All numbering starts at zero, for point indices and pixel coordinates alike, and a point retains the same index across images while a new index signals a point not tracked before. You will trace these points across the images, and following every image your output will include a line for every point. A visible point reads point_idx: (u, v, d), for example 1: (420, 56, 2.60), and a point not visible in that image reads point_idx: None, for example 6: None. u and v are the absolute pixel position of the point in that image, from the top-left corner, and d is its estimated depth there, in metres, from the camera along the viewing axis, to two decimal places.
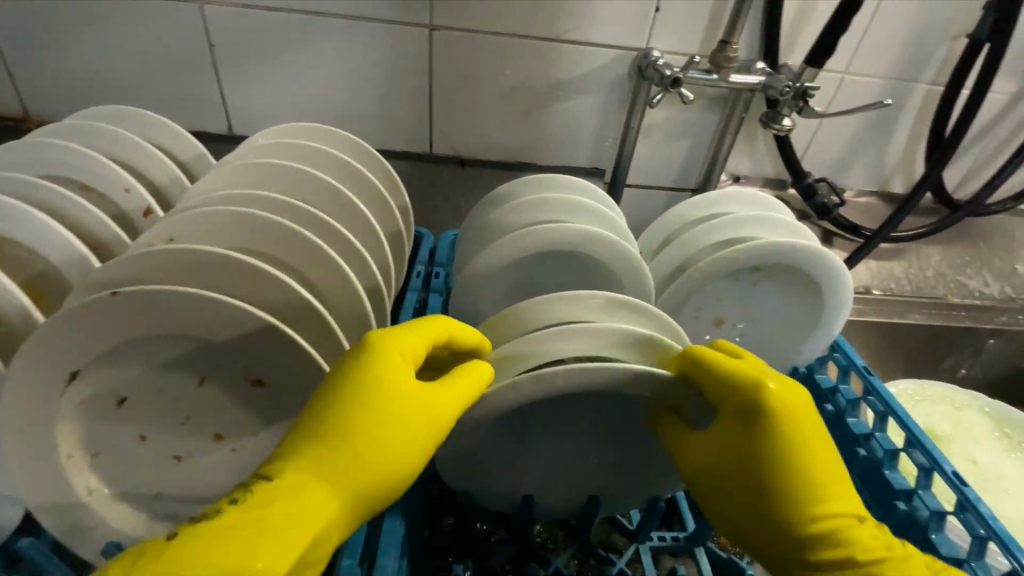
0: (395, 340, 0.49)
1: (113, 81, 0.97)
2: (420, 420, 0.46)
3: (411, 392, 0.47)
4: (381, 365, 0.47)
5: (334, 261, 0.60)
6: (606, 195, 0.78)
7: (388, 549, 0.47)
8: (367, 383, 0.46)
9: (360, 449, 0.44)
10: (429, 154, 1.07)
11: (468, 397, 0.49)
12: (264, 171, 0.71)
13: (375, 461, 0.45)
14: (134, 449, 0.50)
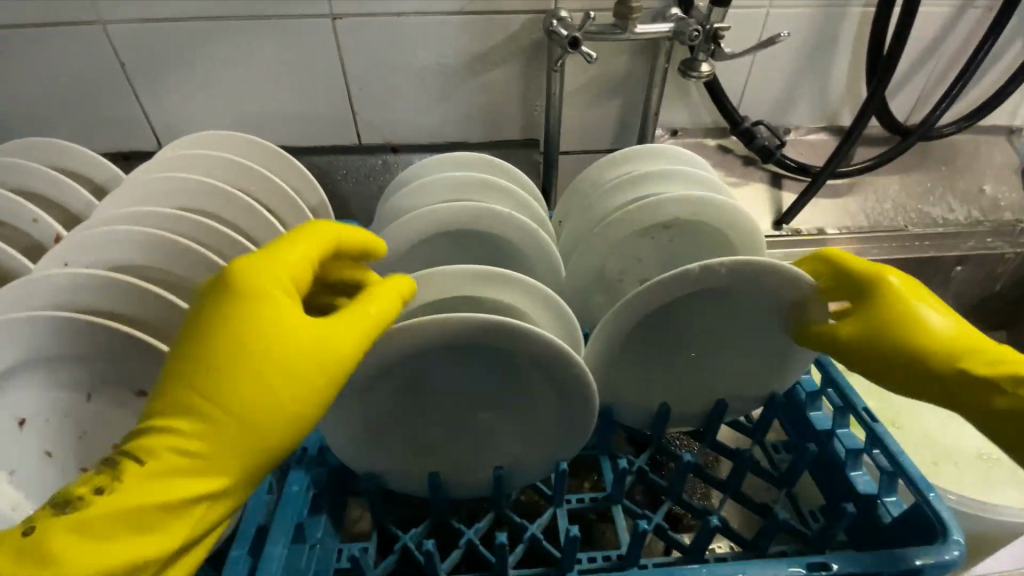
0: (268, 262, 0.45)
1: (40, 115, 0.99)
2: (320, 351, 0.44)
3: (304, 314, 0.45)
4: (250, 289, 0.43)
5: (226, 269, 0.63)
6: (511, 168, 0.77)
7: (277, 535, 0.48)
8: (242, 315, 0.43)
9: (252, 377, 0.42)
10: (359, 145, 1.07)
11: (376, 312, 0.47)
12: (167, 185, 0.72)
13: (278, 390, 0.43)
14: (42, 469, 0.51)
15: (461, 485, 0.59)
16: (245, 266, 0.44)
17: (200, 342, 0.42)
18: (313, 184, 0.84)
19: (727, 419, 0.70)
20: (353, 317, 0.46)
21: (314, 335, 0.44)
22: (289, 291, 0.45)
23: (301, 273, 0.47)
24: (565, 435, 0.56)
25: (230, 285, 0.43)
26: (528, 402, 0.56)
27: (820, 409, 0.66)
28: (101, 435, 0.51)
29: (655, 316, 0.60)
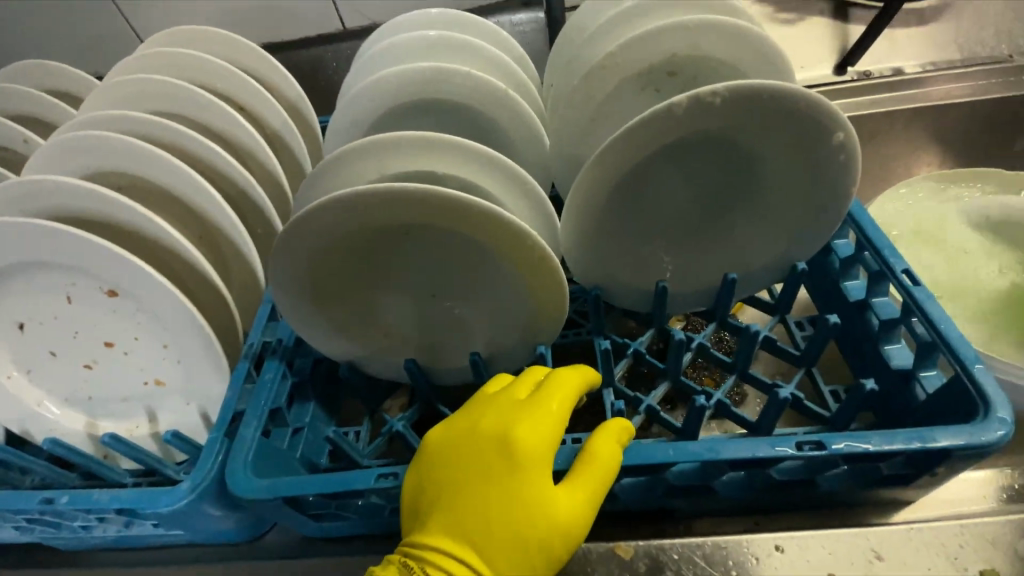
0: (528, 419, 0.41)
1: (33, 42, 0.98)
2: (557, 516, 0.40)
3: (544, 489, 0.40)
4: (523, 431, 0.41)
5: (173, 166, 0.56)
6: (482, 21, 0.65)
7: (249, 419, 0.49)
8: (509, 460, 0.40)
9: (505, 536, 0.39)
10: (343, 31, 0.98)
11: (611, 474, 0.40)
12: (125, 88, 0.67)
13: (521, 549, 0.39)
14: (52, 366, 0.56)
15: (442, 369, 0.58)
16: (522, 418, 0.41)
17: (482, 486, 0.40)
18: (283, 73, 0.76)
19: (743, 296, 0.62)
20: (604, 479, 0.40)
21: (545, 509, 0.40)
22: (541, 468, 0.41)
23: (560, 422, 0.42)
24: (537, 314, 0.52)
25: (514, 429, 0.40)
26: (492, 282, 0.51)
27: (856, 278, 0.55)
28: (90, 334, 0.54)
29: (637, 176, 0.51)
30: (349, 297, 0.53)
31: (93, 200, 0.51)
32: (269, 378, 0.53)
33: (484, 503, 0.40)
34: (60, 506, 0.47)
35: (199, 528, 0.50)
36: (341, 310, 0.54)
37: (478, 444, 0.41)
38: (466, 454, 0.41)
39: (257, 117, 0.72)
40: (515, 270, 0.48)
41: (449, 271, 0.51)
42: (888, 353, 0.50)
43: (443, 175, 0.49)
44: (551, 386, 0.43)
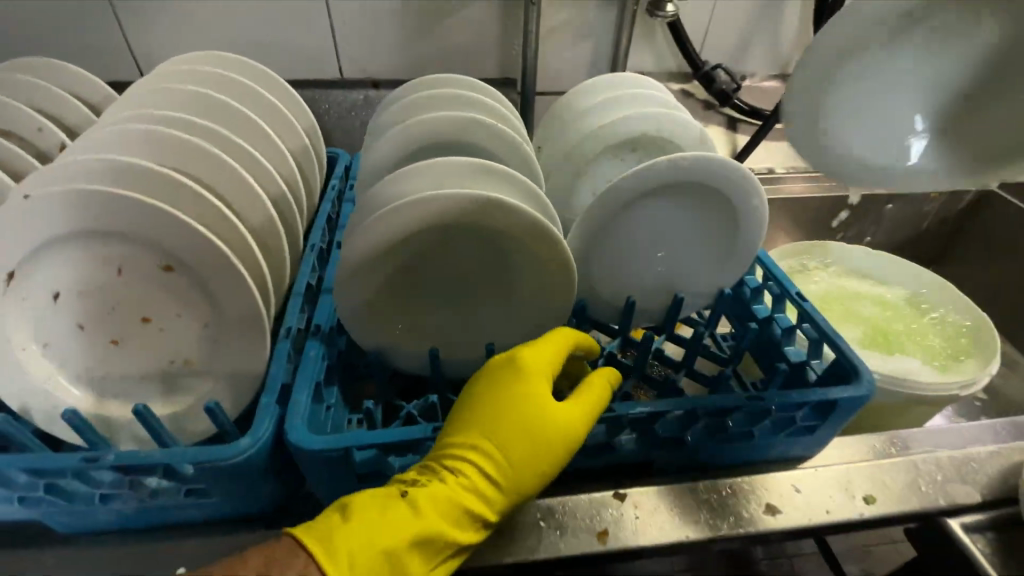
0: (532, 351, 0.56)
1: (12, 37, 0.97)
2: (556, 428, 0.53)
3: (545, 403, 0.53)
4: (529, 354, 0.55)
5: (229, 165, 0.63)
6: (489, 89, 0.83)
7: (300, 387, 0.54)
8: (519, 379, 0.54)
9: (512, 437, 0.52)
10: (342, 80, 1.10)
11: (593, 404, 0.55)
12: (164, 96, 0.72)
13: (525, 449, 0.52)
14: (73, 340, 0.56)
15: (455, 360, 0.67)
16: (525, 350, 0.56)
17: (492, 400, 0.54)
18: (303, 108, 0.86)
19: (683, 316, 0.80)
20: (591, 402, 0.55)
21: (547, 421, 0.53)
22: (544, 389, 0.54)
23: (553, 359, 0.57)
24: (547, 312, 0.65)
25: (520, 354, 0.55)
26: (515, 284, 0.64)
27: (761, 301, 0.77)
28: (129, 309, 0.56)
29: (620, 213, 0.69)
30: (391, 288, 0.62)
31: (163, 183, 0.56)
32: (311, 354, 0.59)
33: (495, 411, 0.53)
34: (105, 462, 0.48)
35: (233, 495, 0.53)
36: (380, 299, 0.62)
37: (495, 371, 0.56)
38: (487, 377, 0.56)
39: (282, 138, 0.80)
40: (539, 273, 0.62)
41: (482, 273, 0.63)
42: (789, 350, 0.70)
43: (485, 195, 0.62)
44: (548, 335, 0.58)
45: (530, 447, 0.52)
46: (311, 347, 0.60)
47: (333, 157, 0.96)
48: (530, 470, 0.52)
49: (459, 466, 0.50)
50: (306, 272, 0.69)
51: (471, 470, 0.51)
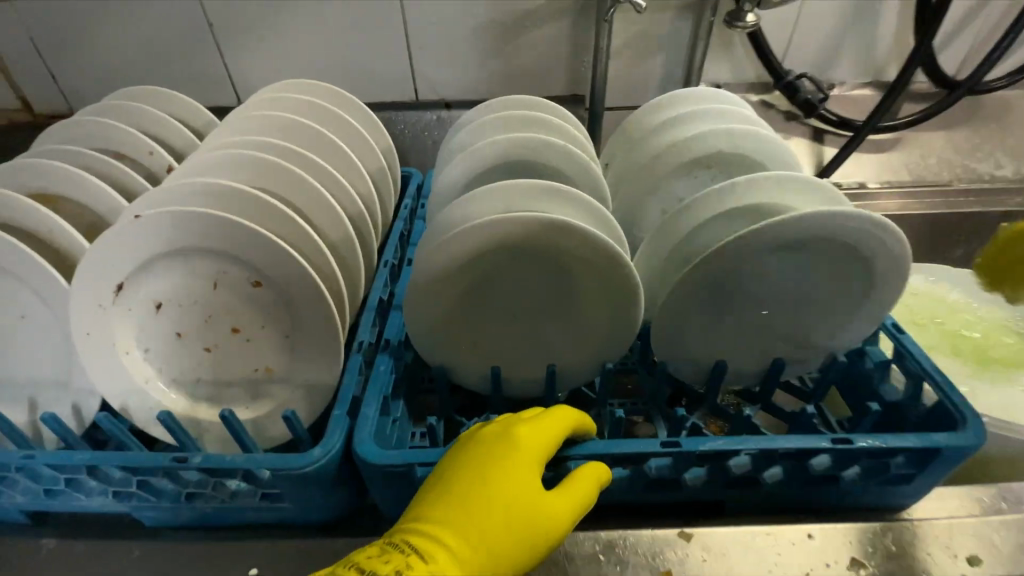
0: (528, 429, 0.51)
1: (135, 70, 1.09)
2: (534, 522, 0.47)
3: (529, 489, 0.48)
4: (524, 432, 0.51)
5: (312, 187, 0.67)
6: (558, 109, 0.83)
7: (369, 401, 0.56)
8: (508, 454, 0.49)
9: (490, 525, 0.46)
10: (416, 101, 1.15)
11: (583, 502, 0.49)
12: (257, 122, 0.78)
13: (502, 541, 0.46)
14: (173, 346, 0.62)
15: (518, 381, 0.67)
16: (519, 426, 0.51)
17: (476, 474, 0.47)
18: (381, 129, 0.90)
19: None
20: (580, 503, 0.49)
21: (530, 510, 0.47)
22: (531, 475, 0.49)
23: (550, 444, 0.52)
24: (613, 336, 0.64)
25: (516, 431, 0.50)
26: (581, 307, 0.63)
27: None
28: (220, 320, 0.61)
29: None
30: (458, 307, 0.63)
31: (252, 204, 0.61)
32: (380, 368, 0.61)
33: (475, 492, 0.47)
34: (192, 464, 0.51)
35: (304, 502, 0.55)
36: (447, 317, 0.63)
37: (483, 445, 0.50)
38: (473, 452, 0.49)
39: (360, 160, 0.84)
40: (605, 298, 0.61)
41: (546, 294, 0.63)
42: (881, 386, 0.63)
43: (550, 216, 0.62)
44: (546, 415, 0.53)
45: (501, 541, 0.45)
46: (380, 362, 0.62)
47: (406, 176, 1.00)
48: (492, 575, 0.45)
49: (426, 553, 0.42)
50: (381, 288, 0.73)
51: (437, 560, 0.42)
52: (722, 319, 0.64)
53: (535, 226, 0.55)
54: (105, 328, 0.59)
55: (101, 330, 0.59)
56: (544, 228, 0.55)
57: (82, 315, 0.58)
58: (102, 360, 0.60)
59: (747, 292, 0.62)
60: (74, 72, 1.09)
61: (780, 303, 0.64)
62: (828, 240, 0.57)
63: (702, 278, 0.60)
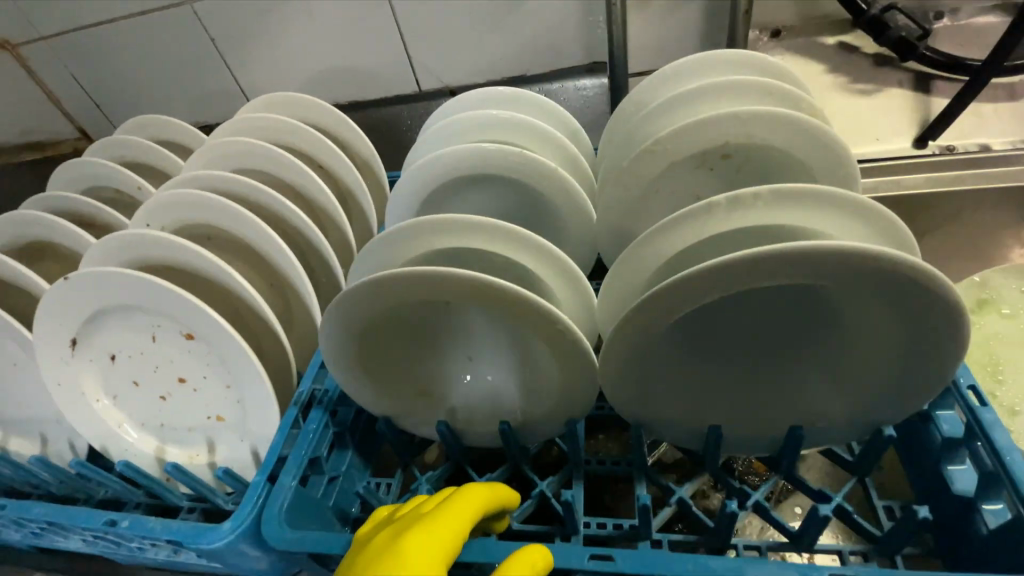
0: (421, 526, 0.43)
1: (137, 94, 1.07)
2: None
3: None
4: (414, 533, 0.42)
5: (249, 223, 0.62)
6: (539, 96, 0.68)
7: (287, 468, 0.53)
8: (397, 562, 0.40)
9: None
10: (419, 92, 1.05)
11: None
12: (216, 152, 0.74)
13: None
14: (134, 393, 0.63)
15: (474, 432, 0.60)
16: (413, 530, 0.42)
17: None
18: (360, 136, 0.81)
19: None
20: None
21: None
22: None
23: (455, 540, 0.43)
24: (571, 392, 0.52)
25: (404, 534, 0.42)
26: (530, 358, 0.53)
27: None
28: (167, 370, 0.61)
29: None
30: (391, 359, 0.56)
31: (179, 253, 0.58)
32: (312, 425, 0.57)
33: None
34: (121, 528, 0.53)
35: (239, 565, 0.54)
36: (380, 369, 0.57)
37: (372, 553, 0.43)
38: (361, 567, 0.42)
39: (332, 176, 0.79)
40: (551, 352, 0.50)
41: (488, 342, 0.53)
42: (947, 474, 0.45)
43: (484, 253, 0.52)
44: (449, 509, 0.44)
45: None
46: (312, 418, 0.57)
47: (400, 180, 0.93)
48: None
49: None
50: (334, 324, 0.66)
51: None
52: (717, 374, 0.50)
53: (445, 277, 0.45)
54: (72, 379, 0.62)
55: (68, 381, 0.62)
56: (455, 280, 0.45)
57: (49, 368, 0.61)
58: (76, 407, 0.63)
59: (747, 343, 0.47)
60: (78, 101, 1.08)
61: (799, 355, 0.48)
62: (856, 283, 0.40)
63: (677, 330, 0.46)
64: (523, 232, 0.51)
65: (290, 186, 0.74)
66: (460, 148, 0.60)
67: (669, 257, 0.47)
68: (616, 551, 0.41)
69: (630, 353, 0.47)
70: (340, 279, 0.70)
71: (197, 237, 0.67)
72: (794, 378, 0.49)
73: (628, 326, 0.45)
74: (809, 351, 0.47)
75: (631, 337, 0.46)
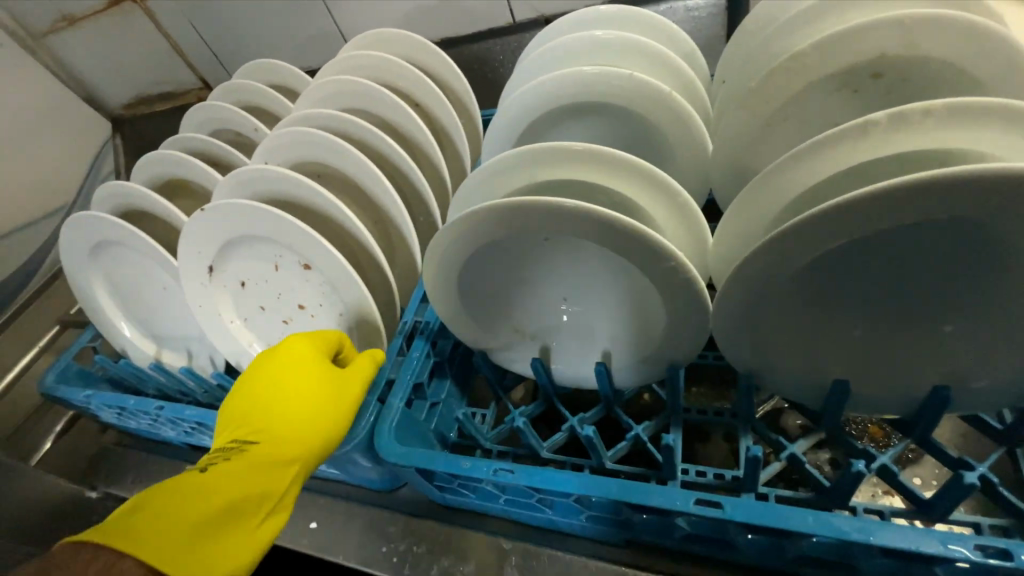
0: (299, 341, 0.56)
1: (246, 42, 1.12)
2: (309, 442, 0.52)
3: (291, 400, 0.53)
4: (299, 342, 0.55)
5: (356, 160, 0.64)
6: (650, 15, 0.62)
7: (394, 390, 0.56)
8: (260, 375, 0.54)
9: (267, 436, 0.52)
10: (513, 24, 1.01)
11: (358, 396, 0.55)
12: (320, 91, 0.76)
13: (265, 460, 0.51)
14: (260, 317, 0.70)
15: (571, 372, 0.60)
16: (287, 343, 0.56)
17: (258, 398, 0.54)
18: (456, 72, 0.79)
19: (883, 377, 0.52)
20: (354, 386, 0.55)
21: (303, 425, 0.52)
22: (311, 375, 0.54)
23: (320, 358, 0.55)
24: (675, 337, 0.50)
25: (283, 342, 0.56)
26: (634, 297, 0.50)
27: None
28: (288, 297, 0.66)
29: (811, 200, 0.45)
30: (488, 293, 0.56)
31: (293, 187, 0.61)
32: (417, 352, 0.59)
33: (258, 406, 0.53)
34: None
35: (352, 471, 0.60)
36: (479, 302, 0.57)
37: (302, 366, 0.54)
38: (272, 357, 0.55)
39: (429, 113, 0.78)
40: (658, 293, 0.47)
41: (589, 281, 0.52)
42: None
43: (589, 186, 0.49)
44: (313, 335, 0.57)
45: (273, 453, 0.51)
46: (415, 347, 0.60)
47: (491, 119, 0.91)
48: (259, 480, 0.50)
49: (230, 452, 0.50)
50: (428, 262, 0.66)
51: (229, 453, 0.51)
52: (852, 326, 0.44)
53: (550, 209, 0.43)
54: (210, 302, 0.69)
55: (207, 303, 0.69)
56: (561, 213, 0.43)
57: (191, 292, 0.68)
58: (213, 327, 0.71)
59: (894, 291, 0.41)
60: (198, 49, 1.16)
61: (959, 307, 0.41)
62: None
63: (810, 274, 0.41)
64: (633, 162, 0.47)
65: (388, 124, 0.75)
66: (563, 75, 0.57)
67: (802, 190, 0.42)
68: (723, 499, 0.39)
69: (749, 297, 0.44)
70: (437, 217, 0.70)
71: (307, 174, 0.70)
72: (948, 334, 0.42)
73: (753, 267, 0.41)
74: (977, 304, 0.40)
75: (755, 280, 0.42)
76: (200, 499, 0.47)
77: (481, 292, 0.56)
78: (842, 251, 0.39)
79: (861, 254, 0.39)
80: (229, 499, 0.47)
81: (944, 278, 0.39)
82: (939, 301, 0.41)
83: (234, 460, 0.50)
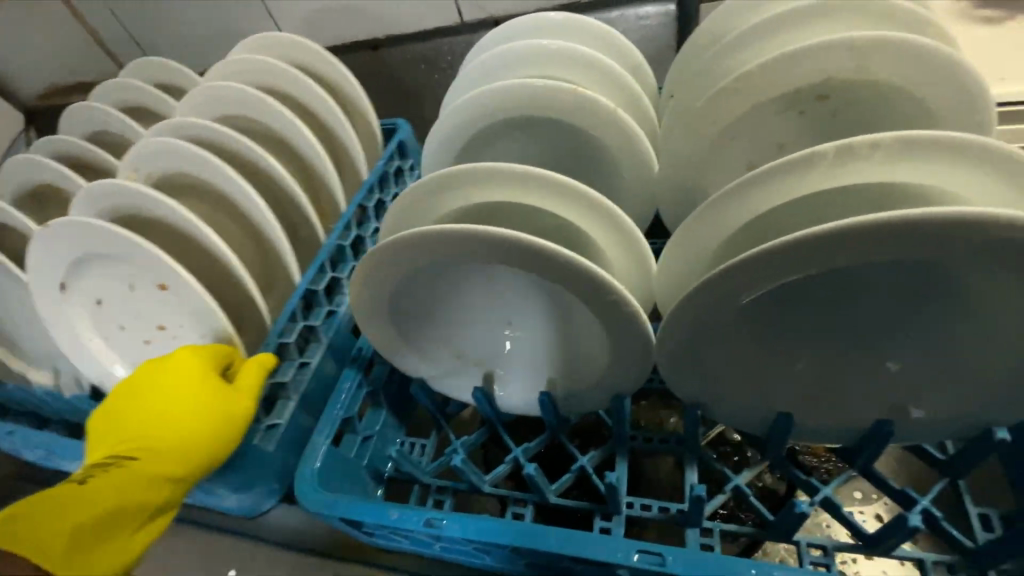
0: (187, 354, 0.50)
1: (169, 30, 1.02)
2: (193, 458, 0.47)
3: (173, 414, 0.48)
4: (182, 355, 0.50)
5: (221, 173, 0.57)
6: (594, 23, 0.59)
7: (320, 428, 0.51)
8: (146, 382, 0.50)
9: (144, 451, 0.47)
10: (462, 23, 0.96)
11: (242, 418, 0.48)
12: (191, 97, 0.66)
13: (141, 474, 0.46)
14: (122, 338, 0.63)
15: (514, 401, 0.57)
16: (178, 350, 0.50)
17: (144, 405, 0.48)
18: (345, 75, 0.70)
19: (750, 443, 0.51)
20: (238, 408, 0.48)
21: (181, 441, 0.47)
22: (194, 388, 0.48)
23: (205, 371, 0.49)
24: (621, 370, 0.47)
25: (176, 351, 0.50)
26: (578, 327, 0.47)
27: None
28: (149, 317, 0.60)
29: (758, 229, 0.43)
30: (424, 316, 0.52)
31: (142, 202, 0.54)
32: (349, 381, 0.55)
33: (142, 418, 0.48)
34: None
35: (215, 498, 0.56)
36: (414, 326, 0.53)
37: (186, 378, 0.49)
38: (164, 363, 0.50)
39: (367, 119, 0.73)
40: (602, 326, 0.44)
41: (529, 309, 0.48)
42: None
43: (530, 208, 0.46)
44: (201, 347, 0.51)
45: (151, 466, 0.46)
46: (344, 377, 0.55)
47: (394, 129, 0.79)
48: (133, 497, 0.46)
49: (110, 463, 0.46)
50: (319, 269, 0.58)
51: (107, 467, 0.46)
52: (802, 358, 0.43)
53: (482, 238, 0.40)
54: (65, 322, 0.62)
55: (62, 322, 0.62)
56: (494, 242, 0.39)
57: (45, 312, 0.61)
58: (71, 349, 0.63)
59: (839, 325, 0.40)
60: (113, 34, 1.04)
61: (901, 343, 0.40)
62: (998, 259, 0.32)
63: (761, 308, 0.39)
64: (573, 185, 0.44)
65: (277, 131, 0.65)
66: (500, 87, 0.53)
67: (748, 219, 0.40)
68: (665, 549, 0.37)
69: (697, 332, 0.42)
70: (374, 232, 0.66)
71: (178, 190, 0.62)
72: (891, 370, 0.41)
73: (701, 302, 0.39)
74: (923, 339, 0.39)
75: (704, 315, 0.40)
76: (75, 515, 0.43)
77: (417, 317, 0.52)
78: (792, 288, 0.37)
79: (812, 291, 0.37)
80: (94, 516, 0.43)
81: (891, 314, 0.38)
82: (881, 336, 0.40)
83: (104, 484, 0.45)
